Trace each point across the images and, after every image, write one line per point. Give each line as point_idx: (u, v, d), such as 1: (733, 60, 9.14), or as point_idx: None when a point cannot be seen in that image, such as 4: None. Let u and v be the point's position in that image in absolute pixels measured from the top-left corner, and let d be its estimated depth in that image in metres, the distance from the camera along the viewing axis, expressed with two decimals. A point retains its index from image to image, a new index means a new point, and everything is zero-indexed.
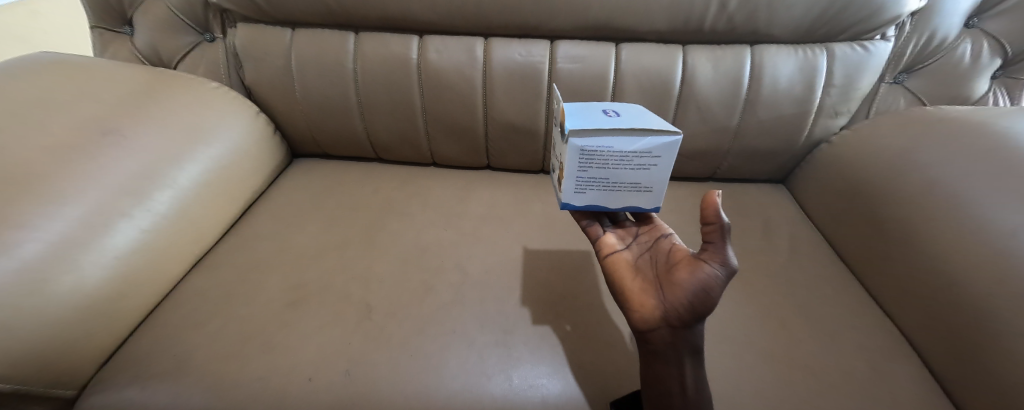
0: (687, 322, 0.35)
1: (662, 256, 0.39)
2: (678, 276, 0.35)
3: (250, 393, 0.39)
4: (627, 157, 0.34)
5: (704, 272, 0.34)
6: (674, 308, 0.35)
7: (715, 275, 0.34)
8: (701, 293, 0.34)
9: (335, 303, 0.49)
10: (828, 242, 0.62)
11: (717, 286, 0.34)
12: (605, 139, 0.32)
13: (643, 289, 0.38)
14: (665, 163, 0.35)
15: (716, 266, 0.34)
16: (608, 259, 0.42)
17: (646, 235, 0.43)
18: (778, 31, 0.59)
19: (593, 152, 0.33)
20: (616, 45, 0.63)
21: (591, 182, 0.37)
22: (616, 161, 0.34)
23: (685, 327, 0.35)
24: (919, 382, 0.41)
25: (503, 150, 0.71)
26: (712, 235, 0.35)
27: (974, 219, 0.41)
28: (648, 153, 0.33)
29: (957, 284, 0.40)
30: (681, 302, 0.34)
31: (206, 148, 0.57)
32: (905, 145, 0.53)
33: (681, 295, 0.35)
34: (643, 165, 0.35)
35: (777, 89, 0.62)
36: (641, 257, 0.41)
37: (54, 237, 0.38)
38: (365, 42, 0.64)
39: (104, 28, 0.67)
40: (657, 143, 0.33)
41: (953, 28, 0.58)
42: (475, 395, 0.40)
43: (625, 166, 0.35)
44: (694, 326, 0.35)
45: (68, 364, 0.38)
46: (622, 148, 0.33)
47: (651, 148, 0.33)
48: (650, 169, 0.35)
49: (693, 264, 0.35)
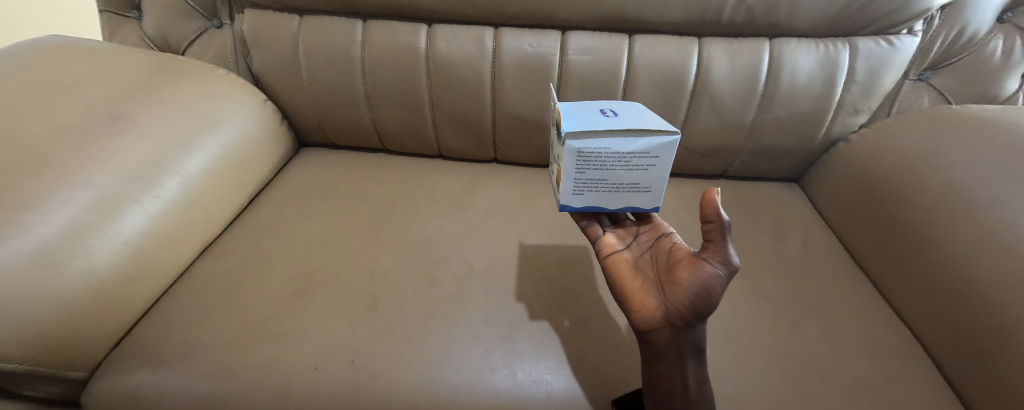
0: (689, 322, 0.34)
1: (663, 255, 0.39)
2: (680, 273, 0.35)
3: (256, 380, 0.40)
4: (624, 158, 0.33)
5: (706, 271, 0.33)
6: (675, 308, 0.34)
7: (717, 274, 0.33)
8: (702, 292, 0.33)
9: (340, 294, 0.49)
10: (842, 243, 0.60)
11: (719, 284, 0.33)
12: (603, 140, 0.31)
13: (643, 288, 0.37)
14: (664, 164, 0.34)
15: (719, 264, 0.33)
16: (609, 259, 0.41)
17: (646, 235, 0.42)
18: (799, 23, 0.57)
19: (590, 154, 0.32)
20: (630, 37, 0.61)
21: (590, 184, 0.36)
22: (613, 163, 0.33)
23: (687, 327, 0.34)
24: (934, 390, 0.40)
25: (511, 143, 0.70)
26: (713, 233, 0.34)
27: (996, 223, 0.40)
28: (647, 153, 0.32)
29: (977, 290, 0.39)
30: (683, 302, 0.34)
31: (214, 136, 0.57)
32: (928, 145, 0.52)
33: (682, 295, 0.34)
34: (640, 166, 0.34)
35: (796, 84, 0.60)
36: (642, 257, 0.40)
37: (65, 221, 0.39)
38: (373, 30, 0.63)
39: (114, 12, 0.66)
40: (655, 144, 0.31)
41: (984, 22, 0.55)
42: (479, 389, 0.40)
43: (622, 166, 0.34)
44: (696, 325, 0.34)
45: (81, 345, 0.39)
46: (619, 149, 0.32)
47: (650, 148, 0.32)
48: (649, 169, 0.34)
49: (694, 263, 0.34)
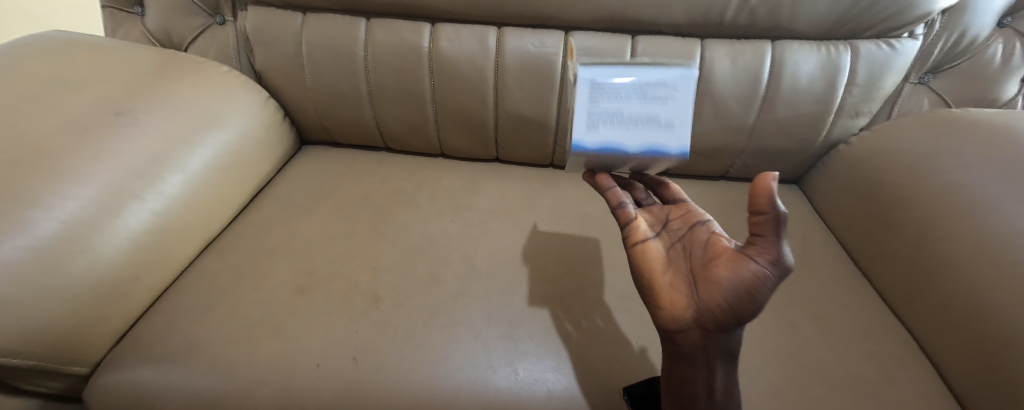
0: (723, 325, 0.33)
1: (698, 249, 0.38)
2: (717, 271, 0.35)
3: (257, 376, 0.40)
4: (640, 88, 0.36)
5: (751, 269, 0.32)
6: (710, 308, 0.34)
7: (764, 273, 0.32)
8: (745, 292, 0.32)
9: (342, 292, 0.49)
10: (842, 245, 0.61)
11: (765, 285, 0.32)
12: (618, 69, 0.35)
13: (674, 282, 0.37)
14: (683, 98, 0.36)
15: (766, 263, 0.32)
16: (638, 247, 0.41)
17: (678, 223, 0.42)
18: (801, 26, 0.57)
19: (604, 84, 0.36)
20: (633, 37, 0.61)
21: (606, 117, 0.36)
22: (629, 93, 0.36)
23: (720, 331, 0.34)
24: (930, 392, 0.41)
25: (513, 142, 0.71)
26: (764, 227, 0.33)
27: (995, 227, 0.40)
28: (661, 83, 0.36)
29: (976, 293, 0.39)
30: (720, 302, 0.33)
31: (216, 132, 0.57)
32: (928, 148, 0.52)
33: (719, 295, 0.33)
34: (658, 97, 0.36)
35: (798, 86, 0.60)
36: (673, 249, 0.40)
37: (68, 217, 0.39)
38: (376, 28, 0.63)
39: (116, 8, 0.66)
40: (669, 73, 0.36)
41: (984, 26, 0.56)
42: (481, 388, 0.40)
43: (639, 98, 0.36)
44: (731, 330, 0.34)
45: (82, 341, 0.39)
46: (636, 78, 0.36)
47: (663, 78, 0.36)
48: (667, 104, 0.36)
49: (738, 261, 0.34)
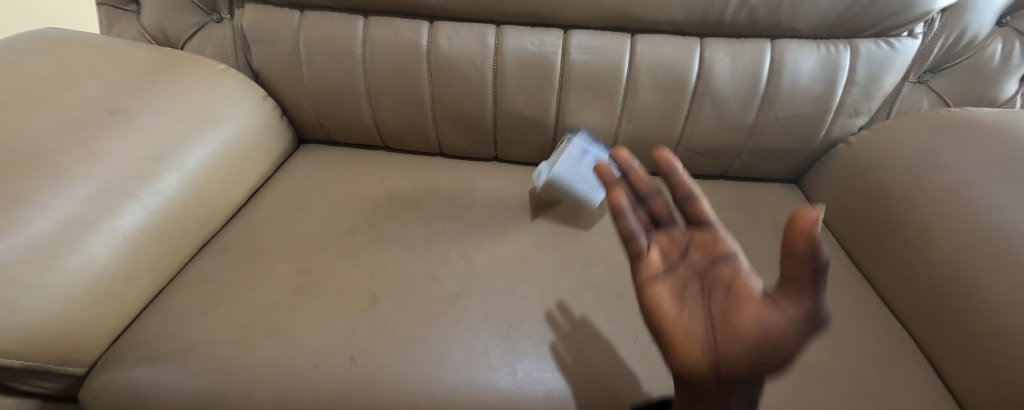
0: (746, 385, 0.28)
1: (721, 289, 0.32)
2: (740, 319, 0.28)
3: (255, 376, 0.40)
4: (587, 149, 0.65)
5: (778, 324, 0.25)
6: (729, 368, 0.28)
7: (794, 331, 0.24)
8: (770, 354, 0.26)
9: (340, 292, 0.48)
10: (841, 245, 0.61)
11: (796, 346, 0.25)
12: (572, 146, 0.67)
13: (691, 322, 0.32)
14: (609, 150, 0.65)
15: (796, 316, 0.25)
16: (649, 285, 0.36)
17: (698, 254, 0.36)
18: (801, 25, 0.57)
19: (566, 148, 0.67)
20: (632, 36, 0.61)
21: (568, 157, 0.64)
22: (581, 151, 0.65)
23: (742, 388, 0.28)
24: (928, 391, 0.41)
25: (512, 141, 0.70)
26: (798, 277, 0.25)
27: (995, 227, 0.40)
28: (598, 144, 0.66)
29: (974, 292, 0.39)
30: (739, 360, 0.27)
31: (213, 131, 0.56)
32: (927, 148, 0.52)
33: (739, 352, 0.27)
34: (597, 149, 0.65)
35: (797, 85, 0.60)
36: (689, 286, 0.35)
37: (64, 216, 0.38)
38: (374, 26, 0.63)
39: (112, 5, 0.66)
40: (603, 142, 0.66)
41: (984, 26, 0.56)
42: (480, 387, 0.40)
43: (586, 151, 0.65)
44: (755, 388, 0.28)
45: (78, 342, 0.38)
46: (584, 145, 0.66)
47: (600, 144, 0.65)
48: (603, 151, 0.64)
49: (762, 311, 0.27)
